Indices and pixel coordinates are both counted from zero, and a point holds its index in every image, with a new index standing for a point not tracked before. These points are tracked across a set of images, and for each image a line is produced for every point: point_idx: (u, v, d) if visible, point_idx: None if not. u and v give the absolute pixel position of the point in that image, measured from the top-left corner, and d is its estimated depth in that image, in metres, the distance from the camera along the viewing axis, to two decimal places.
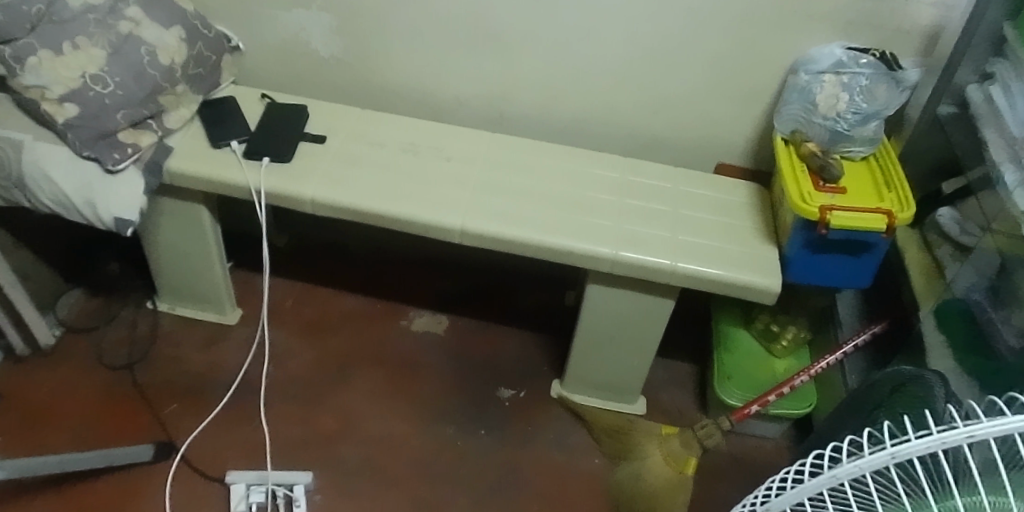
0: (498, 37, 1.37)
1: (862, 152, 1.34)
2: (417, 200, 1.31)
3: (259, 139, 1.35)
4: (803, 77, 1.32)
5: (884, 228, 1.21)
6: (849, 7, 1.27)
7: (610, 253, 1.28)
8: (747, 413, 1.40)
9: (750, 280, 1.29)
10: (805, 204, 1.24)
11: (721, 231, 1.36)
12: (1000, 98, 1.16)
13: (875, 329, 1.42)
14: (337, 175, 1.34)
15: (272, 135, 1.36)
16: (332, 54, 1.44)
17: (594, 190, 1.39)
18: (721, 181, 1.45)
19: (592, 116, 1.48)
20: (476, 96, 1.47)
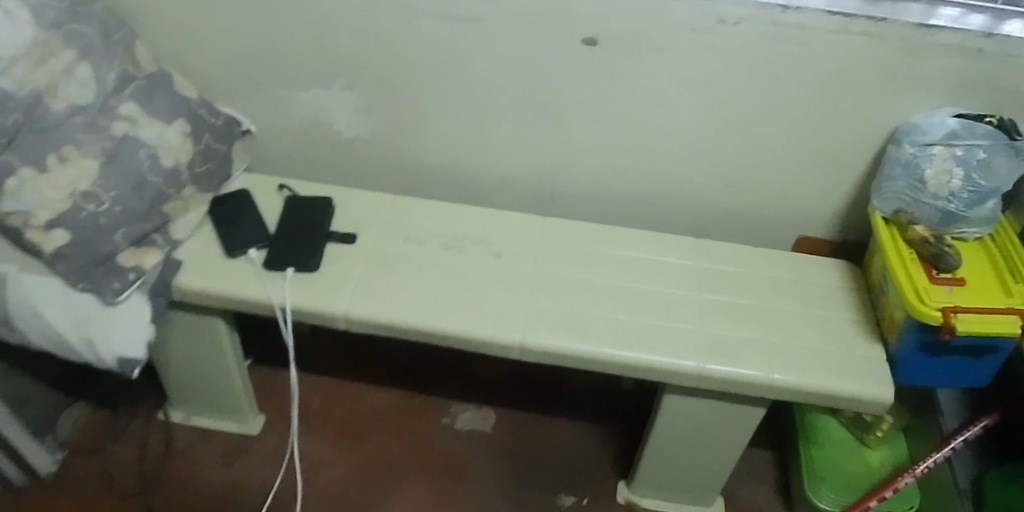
0: (551, 112, 1.18)
1: (978, 233, 1.16)
2: (469, 310, 1.12)
3: (281, 245, 1.16)
4: (908, 149, 1.14)
5: (1018, 332, 1.04)
6: (965, 68, 1.08)
7: (696, 366, 1.10)
8: None
9: (859, 390, 1.11)
10: (922, 304, 1.06)
11: (817, 327, 1.18)
12: None
13: (987, 423, 1.24)
14: (372, 283, 1.14)
15: (294, 238, 1.17)
16: (357, 135, 1.25)
17: (669, 285, 1.19)
18: (807, 261, 1.27)
19: (658, 193, 1.29)
20: (524, 176, 1.28)
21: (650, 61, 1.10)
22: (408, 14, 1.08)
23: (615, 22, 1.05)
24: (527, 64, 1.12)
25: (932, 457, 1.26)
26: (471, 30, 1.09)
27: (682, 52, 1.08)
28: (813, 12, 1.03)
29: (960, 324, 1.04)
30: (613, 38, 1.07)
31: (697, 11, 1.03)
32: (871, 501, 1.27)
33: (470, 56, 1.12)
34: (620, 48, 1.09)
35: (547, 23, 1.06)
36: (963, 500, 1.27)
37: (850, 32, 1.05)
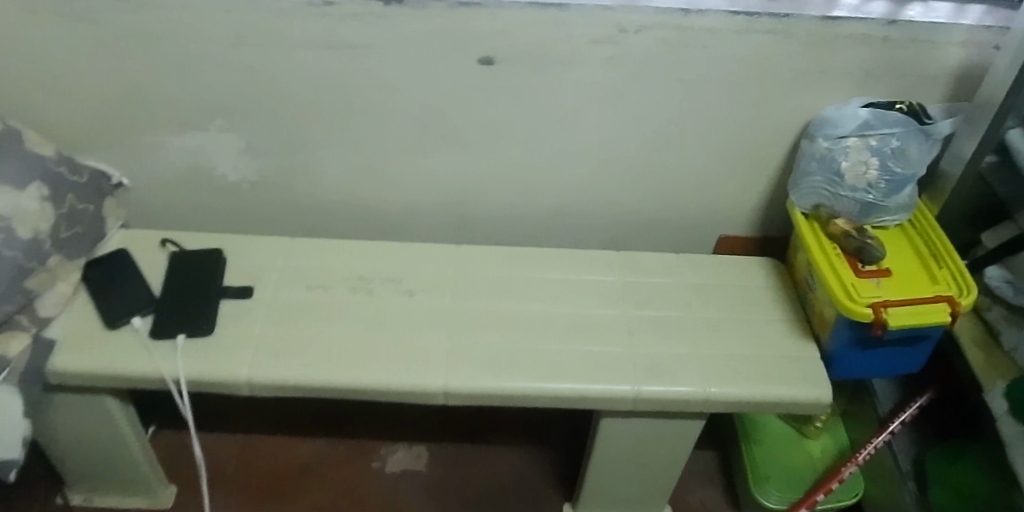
0: (454, 137, 1.11)
1: (898, 220, 1.15)
2: (384, 357, 1.03)
3: (171, 310, 1.05)
4: (824, 143, 1.11)
5: (948, 320, 1.03)
6: (868, 57, 1.07)
7: (631, 389, 1.04)
8: None
9: (797, 395, 1.07)
10: (852, 301, 1.04)
11: (749, 332, 1.14)
12: None
13: (923, 403, 1.24)
14: (275, 340, 1.04)
15: (186, 301, 1.07)
16: (245, 178, 1.15)
17: (596, 305, 1.13)
18: (733, 262, 1.23)
19: (575, 209, 1.24)
20: (433, 204, 1.21)
21: (551, 75, 1.04)
22: (287, 45, 1.00)
23: (511, 38, 1.00)
24: (423, 89, 1.05)
25: (872, 443, 1.24)
26: (359, 57, 1.01)
27: (584, 64, 1.04)
28: (715, 14, 1.00)
29: (892, 319, 1.02)
30: (511, 56, 1.02)
31: (594, 21, 0.99)
32: (817, 497, 1.25)
33: (360, 85, 1.05)
34: (519, 65, 1.03)
35: (438, 44, 1.00)
36: (907, 483, 1.25)
37: (754, 30, 1.02)
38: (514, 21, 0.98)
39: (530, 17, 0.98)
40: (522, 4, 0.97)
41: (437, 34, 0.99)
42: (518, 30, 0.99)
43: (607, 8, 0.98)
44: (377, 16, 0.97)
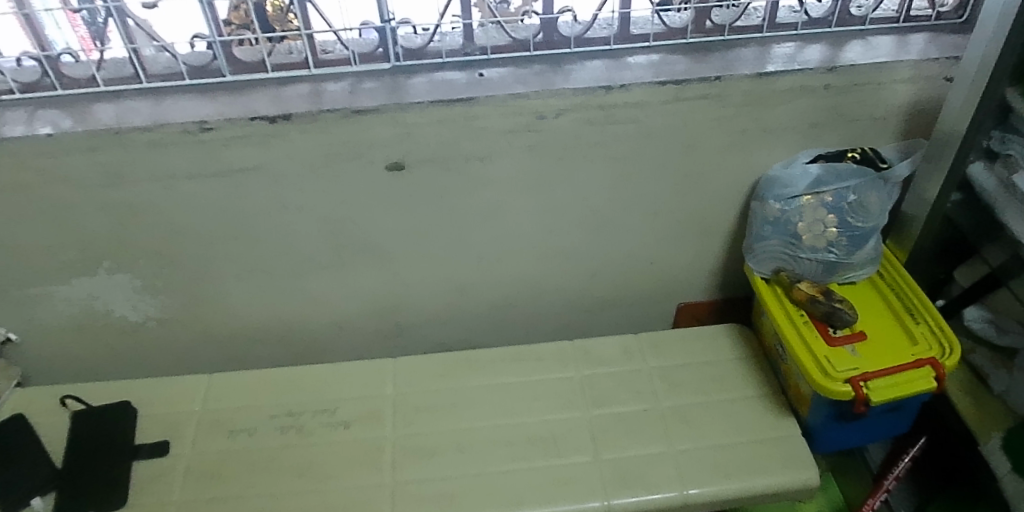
0: (373, 248, 1.02)
1: (865, 274, 1.06)
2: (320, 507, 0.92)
3: (79, 484, 0.93)
4: (776, 205, 1.02)
5: (935, 386, 0.92)
6: (813, 108, 0.98)
7: (602, 505, 0.93)
8: None
9: (785, 483, 0.96)
10: (828, 378, 0.93)
11: (724, 416, 1.03)
12: None
13: (916, 452, 1.14)
14: (195, 503, 0.92)
15: (94, 468, 0.95)
16: (148, 315, 1.06)
17: (551, 409, 1.03)
18: (695, 337, 1.13)
19: (516, 297, 1.15)
20: (363, 313, 1.12)
21: (467, 172, 0.95)
22: (168, 178, 0.89)
23: (419, 140, 0.90)
24: (329, 204, 0.95)
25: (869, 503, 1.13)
26: (251, 179, 0.91)
27: (503, 156, 0.94)
28: (640, 87, 0.90)
29: (872, 394, 0.92)
30: (420, 159, 0.92)
31: (508, 111, 0.89)
32: None
33: (258, 209, 0.94)
34: (432, 166, 0.93)
35: (337, 158, 0.90)
36: None
37: (684, 98, 0.92)
38: (418, 123, 0.88)
39: (436, 116, 0.88)
40: (425, 104, 0.87)
41: (333, 148, 0.89)
42: (424, 131, 0.89)
43: (520, 96, 0.88)
44: (265, 136, 0.86)
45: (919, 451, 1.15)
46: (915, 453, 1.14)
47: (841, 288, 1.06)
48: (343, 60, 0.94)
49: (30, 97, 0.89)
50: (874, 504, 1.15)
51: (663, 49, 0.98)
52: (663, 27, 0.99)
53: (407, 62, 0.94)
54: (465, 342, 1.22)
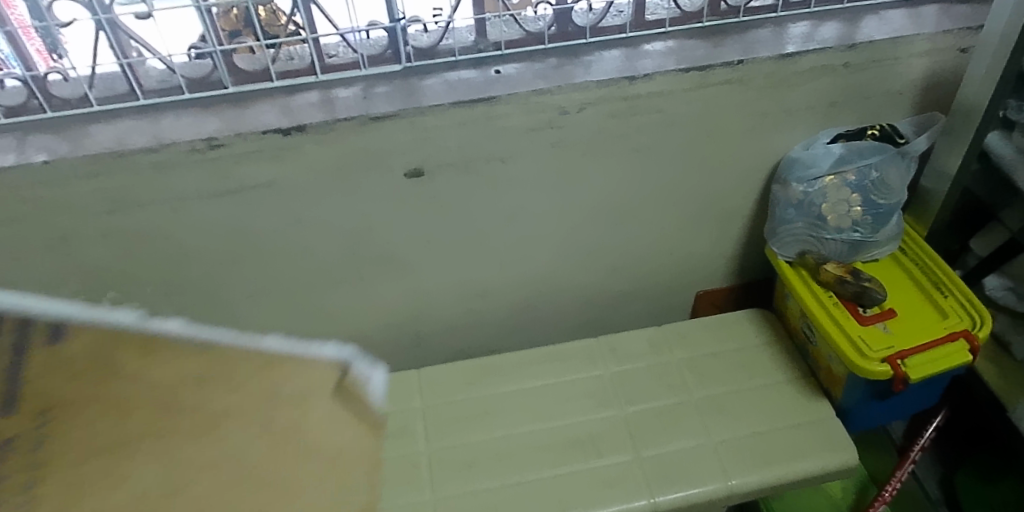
0: (391, 257, 0.98)
1: (888, 250, 1.05)
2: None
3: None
4: (799, 188, 1.01)
5: (970, 359, 0.93)
6: (832, 87, 0.96)
7: (649, 504, 0.91)
8: None
9: (825, 466, 0.96)
10: (865, 358, 0.93)
11: (758, 403, 1.02)
12: None
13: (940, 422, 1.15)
14: None
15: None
16: None
17: (585, 410, 1.01)
18: (720, 325, 1.12)
19: (537, 296, 1.12)
20: (381, 325, 1.08)
21: (488, 174, 0.91)
22: (175, 201, 0.84)
23: (439, 144, 0.86)
24: (346, 217, 0.91)
25: (897, 474, 1.13)
26: (264, 196, 0.86)
27: (526, 154, 0.91)
28: (663, 75, 0.87)
29: (910, 371, 0.92)
30: (441, 163, 0.88)
31: (530, 108, 0.86)
32: None
33: (272, 226, 0.90)
34: (453, 170, 0.89)
35: (353, 168, 0.86)
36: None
37: (708, 84, 0.90)
38: (438, 127, 0.84)
39: (457, 118, 0.84)
40: (446, 106, 0.83)
41: (351, 158, 0.85)
42: (445, 134, 0.85)
43: (542, 93, 0.85)
44: (278, 150, 0.82)
45: (942, 420, 1.16)
46: (939, 423, 1.15)
47: (864, 266, 1.05)
48: (351, 63, 0.88)
49: (16, 122, 0.82)
50: (902, 476, 1.15)
51: (680, 35, 0.95)
52: (677, 12, 0.96)
53: (418, 63, 0.89)
54: (484, 346, 1.19)
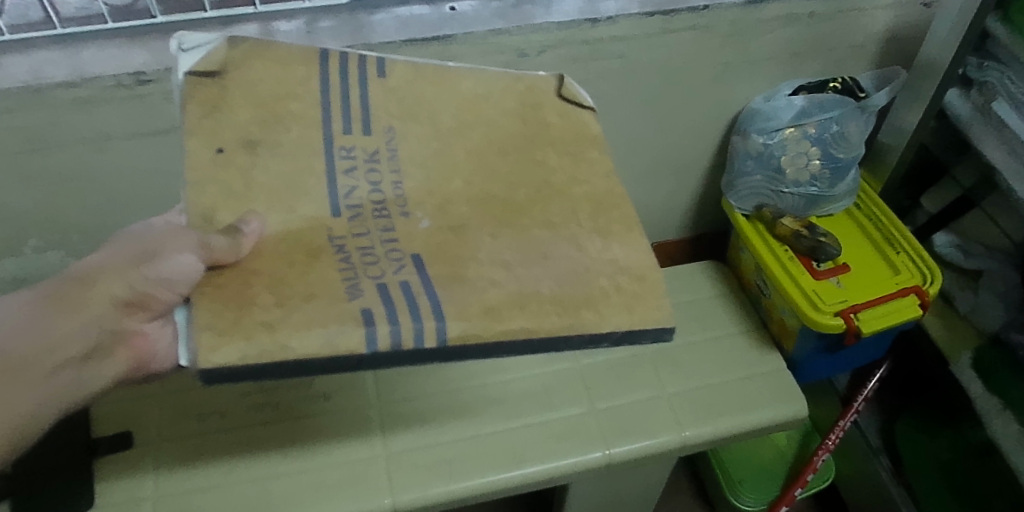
0: None
1: (844, 205, 1.05)
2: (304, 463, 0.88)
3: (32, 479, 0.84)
4: (759, 139, 1.00)
5: (919, 313, 0.94)
6: (796, 37, 0.94)
7: (603, 456, 0.91)
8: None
9: (775, 418, 0.97)
10: (818, 312, 0.93)
11: (712, 355, 1.03)
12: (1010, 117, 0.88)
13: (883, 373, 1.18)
14: (169, 498, 0.85)
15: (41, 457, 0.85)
16: None
17: (540, 363, 1.00)
18: (676, 277, 1.12)
19: None
20: None
21: None
22: (100, 140, 0.77)
23: None
24: None
25: (840, 424, 1.16)
26: None
27: None
28: (627, 19, 0.83)
29: (862, 325, 0.93)
30: None
31: (487, 49, 0.81)
32: (796, 490, 1.16)
33: None
34: None
35: None
36: (880, 458, 1.20)
37: (672, 29, 0.86)
38: None
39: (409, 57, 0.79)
40: (397, 44, 0.77)
41: None
42: None
43: (500, 33, 0.80)
44: None
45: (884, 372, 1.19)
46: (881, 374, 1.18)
47: (820, 220, 1.05)
48: None
49: None
50: (846, 424, 1.18)
51: None
52: None
53: None
54: None
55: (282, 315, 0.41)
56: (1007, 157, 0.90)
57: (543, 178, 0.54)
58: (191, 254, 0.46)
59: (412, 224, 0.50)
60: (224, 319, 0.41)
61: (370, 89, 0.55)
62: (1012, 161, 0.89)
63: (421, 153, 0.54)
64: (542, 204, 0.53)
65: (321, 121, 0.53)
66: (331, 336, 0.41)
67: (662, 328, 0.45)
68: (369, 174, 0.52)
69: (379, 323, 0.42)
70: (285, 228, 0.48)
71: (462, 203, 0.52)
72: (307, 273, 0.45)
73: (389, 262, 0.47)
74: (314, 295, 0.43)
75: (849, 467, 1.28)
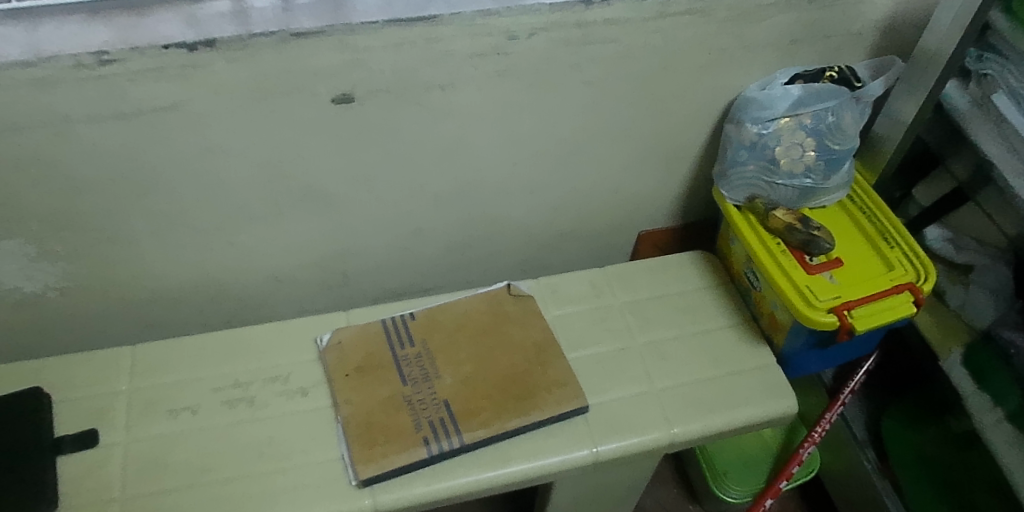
0: (316, 193, 0.89)
1: (836, 198, 1.04)
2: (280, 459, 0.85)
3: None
4: (754, 129, 0.97)
5: (913, 310, 0.93)
6: (795, 23, 0.90)
7: (590, 454, 0.89)
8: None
9: (764, 414, 0.95)
10: (811, 308, 0.91)
11: (701, 349, 1.00)
12: (1009, 109, 0.86)
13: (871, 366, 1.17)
14: (139, 498, 0.81)
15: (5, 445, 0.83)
16: (48, 286, 0.89)
17: None
18: (664, 268, 1.09)
19: (476, 236, 1.04)
20: (306, 267, 0.99)
21: (428, 103, 0.82)
22: (57, 123, 0.71)
23: (371, 67, 0.76)
24: (265, 148, 0.81)
25: (827, 417, 1.13)
26: (166, 120, 0.74)
27: (468, 83, 0.82)
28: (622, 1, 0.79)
29: (855, 322, 0.91)
30: (374, 89, 0.78)
31: (474, 31, 0.76)
32: (780, 483, 1.14)
33: (176, 155, 0.78)
34: (386, 98, 0.80)
35: (267, 94, 0.75)
36: (866, 452, 1.19)
37: (669, 13, 0.82)
38: (369, 48, 0.74)
39: (393, 39, 0.74)
40: (381, 24, 0.73)
41: (269, 79, 0.74)
42: (378, 57, 0.75)
43: (490, 14, 0.75)
44: (183, 68, 0.70)
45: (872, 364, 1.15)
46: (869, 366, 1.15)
47: (813, 213, 1.03)
48: None
49: None
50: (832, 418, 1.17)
51: None
52: None
53: None
54: (417, 287, 1.11)
55: (385, 452, 0.84)
56: (1003, 153, 0.88)
57: (498, 316, 0.98)
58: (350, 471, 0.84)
59: (440, 381, 0.91)
60: (364, 455, 0.84)
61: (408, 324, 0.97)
62: (1008, 154, 0.87)
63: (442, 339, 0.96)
64: (497, 333, 0.96)
65: (389, 341, 0.95)
66: (404, 461, 0.83)
67: (581, 406, 0.90)
68: (414, 355, 0.94)
69: (426, 439, 0.85)
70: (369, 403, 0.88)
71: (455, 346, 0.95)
72: (390, 417, 0.87)
73: (432, 406, 0.88)
74: (395, 432, 0.86)
75: (833, 460, 1.27)
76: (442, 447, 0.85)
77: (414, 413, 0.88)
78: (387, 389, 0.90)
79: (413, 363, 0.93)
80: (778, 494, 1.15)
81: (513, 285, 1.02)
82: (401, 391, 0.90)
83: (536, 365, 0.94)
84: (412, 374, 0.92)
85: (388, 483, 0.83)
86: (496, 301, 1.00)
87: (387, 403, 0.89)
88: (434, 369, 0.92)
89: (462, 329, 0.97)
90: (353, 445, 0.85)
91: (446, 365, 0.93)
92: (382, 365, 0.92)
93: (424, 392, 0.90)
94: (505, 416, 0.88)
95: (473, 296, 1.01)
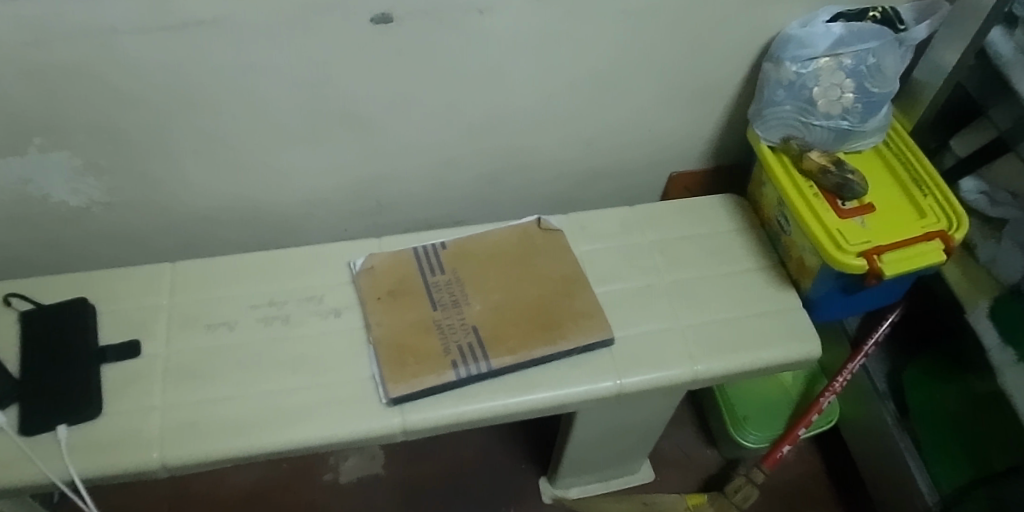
0: (352, 116, 0.90)
1: (871, 143, 1.03)
2: (314, 376, 0.88)
3: (38, 366, 0.85)
4: (792, 67, 0.95)
5: (942, 258, 0.92)
6: None
7: (614, 386, 0.90)
8: (778, 457, 1.15)
9: (787, 356, 0.96)
10: (841, 251, 0.91)
11: (726, 289, 1.01)
12: None
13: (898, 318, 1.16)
14: (180, 406, 0.84)
15: (53, 351, 0.86)
16: (92, 200, 0.91)
17: None
18: (694, 209, 1.09)
19: (507, 168, 1.05)
20: (340, 191, 1.01)
21: (466, 26, 0.82)
22: (103, 34, 0.72)
23: None
24: (305, 67, 0.82)
25: (848, 367, 1.13)
26: (209, 34, 0.75)
27: (507, 7, 0.81)
28: None
29: (884, 267, 0.91)
30: (412, 10, 0.78)
31: None
32: (799, 430, 1.16)
33: (217, 71, 0.79)
34: (425, 19, 0.80)
35: (306, 11, 0.75)
36: (886, 403, 1.20)
37: None
38: None
39: None
40: None
41: None
42: None
43: None
44: None
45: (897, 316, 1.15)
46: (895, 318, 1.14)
47: (847, 157, 1.03)
48: None
49: None
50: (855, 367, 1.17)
51: None
52: None
53: None
54: (448, 218, 1.13)
55: (414, 372, 0.86)
56: None
57: (528, 249, 0.99)
58: (381, 390, 0.86)
59: (470, 308, 0.93)
60: (394, 375, 0.86)
61: (440, 254, 0.98)
62: None
63: (473, 268, 0.97)
64: (526, 265, 0.98)
65: (422, 269, 0.96)
66: (433, 383, 0.85)
67: (607, 338, 0.92)
68: (446, 283, 0.95)
69: (455, 363, 0.87)
70: (400, 327, 0.90)
71: (486, 276, 0.96)
72: (422, 339, 0.89)
73: (462, 331, 0.90)
74: (425, 355, 0.87)
75: (852, 410, 1.28)
76: (470, 371, 0.87)
77: (443, 337, 0.89)
78: (418, 313, 0.92)
79: (442, 289, 0.94)
80: (796, 440, 1.16)
81: (543, 219, 1.03)
82: (431, 316, 0.92)
83: (564, 295, 0.95)
84: (442, 299, 0.93)
85: (416, 402, 0.85)
86: (526, 235, 1.01)
87: (417, 326, 0.91)
88: (463, 296, 0.94)
89: (493, 260, 0.98)
90: (385, 365, 0.87)
91: (476, 292, 0.95)
92: (414, 290, 0.94)
93: (453, 317, 0.92)
94: (531, 343, 0.89)
95: (503, 229, 1.02)
